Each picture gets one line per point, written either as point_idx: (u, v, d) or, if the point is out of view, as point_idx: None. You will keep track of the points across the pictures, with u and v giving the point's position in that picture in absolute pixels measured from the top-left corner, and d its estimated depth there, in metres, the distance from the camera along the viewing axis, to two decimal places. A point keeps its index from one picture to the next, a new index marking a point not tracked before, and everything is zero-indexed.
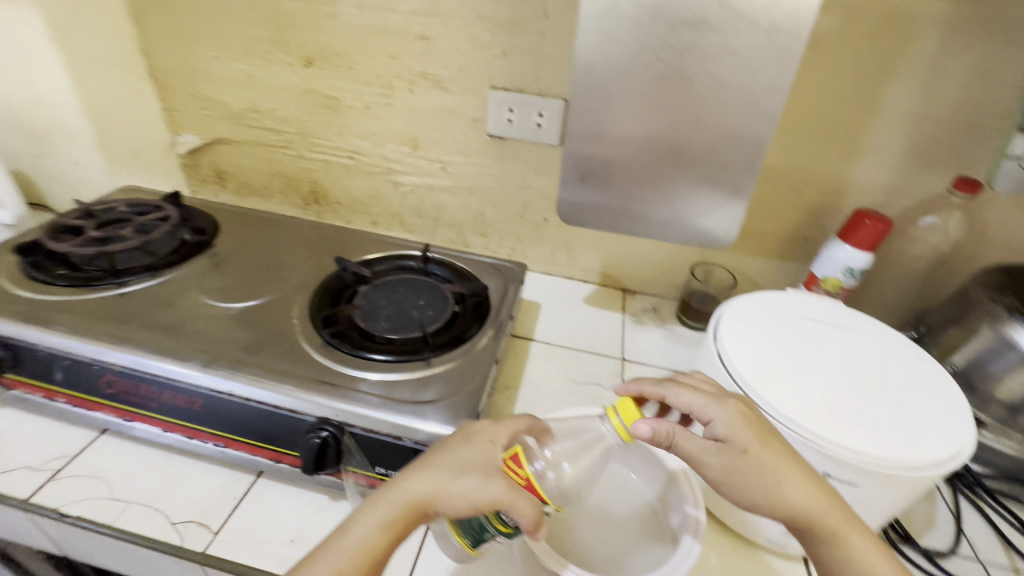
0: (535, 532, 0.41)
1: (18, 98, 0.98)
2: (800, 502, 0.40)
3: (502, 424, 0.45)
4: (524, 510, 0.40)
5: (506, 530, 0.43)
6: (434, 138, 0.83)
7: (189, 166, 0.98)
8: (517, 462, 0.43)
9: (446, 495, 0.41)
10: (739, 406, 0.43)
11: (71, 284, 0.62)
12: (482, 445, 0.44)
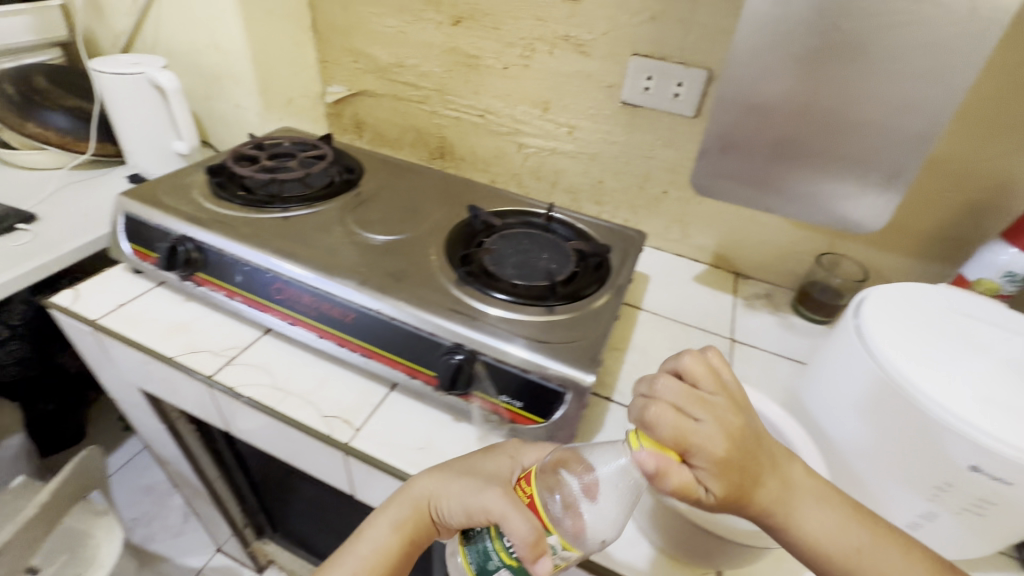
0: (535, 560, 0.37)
1: (200, 44, 1.11)
2: (765, 503, 0.40)
3: (527, 446, 0.50)
4: (516, 528, 0.38)
5: (513, 563, 0.40)
6: (566, 102, 0.85)
7: (333, 115, 1.07)
8: (527, 478, 0.42)
9: (448, 498, 0.46)
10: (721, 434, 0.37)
11: (246, 204, 0.72)
12: (500, 458, 0.49)
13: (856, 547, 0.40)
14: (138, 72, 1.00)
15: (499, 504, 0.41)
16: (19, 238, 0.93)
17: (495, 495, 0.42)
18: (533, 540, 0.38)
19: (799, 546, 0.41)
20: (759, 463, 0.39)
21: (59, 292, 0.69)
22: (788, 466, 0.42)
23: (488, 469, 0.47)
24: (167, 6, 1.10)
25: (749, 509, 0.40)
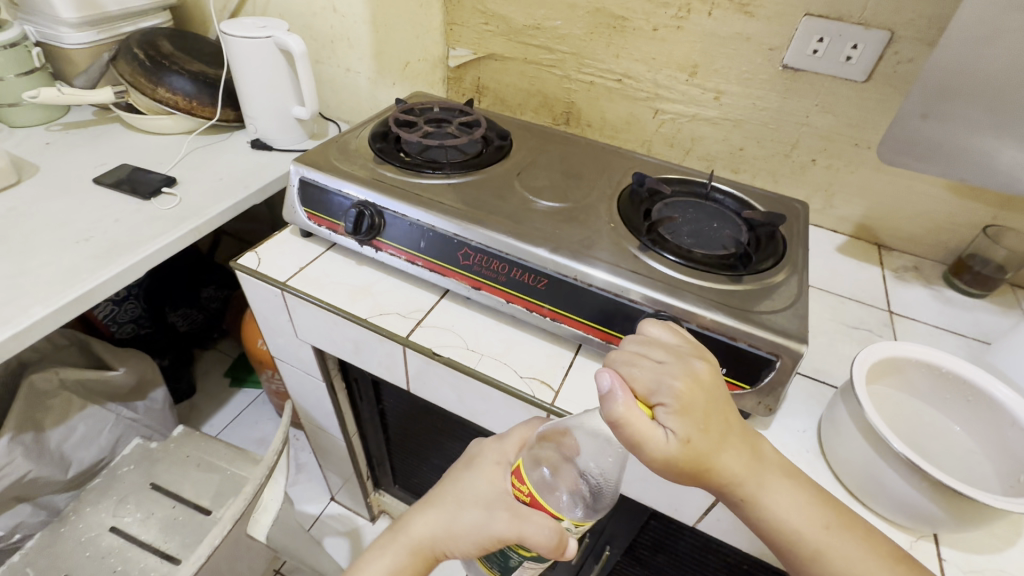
0: (556, 551, 0.42)
1: (316, 7, 1.11)
2: (724, 477, 0.43)
3: (506, 444, 0.52)
4: (535, 534, 0.42)
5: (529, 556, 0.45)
6: (718, 66, 0.82)
7: (453, 79, 1.06)
8: (520, 478, 0.46)
9: (459, 537, 0.48)
10: (688, 388, 0.40)
11: (404, 166, 0.73)
12: (489, 469, 0.51)
13: (823, 528, 0.44)
14: (266, 35, 1.00)
15: (509, 525, 0.44)
16: (167, 202, 0.97)
17: (505, 519, 0.44)
18: (558, 540, 0.42)
19: (765, 521, 0.44)
20: (713, 432, 0.41)
21: (244, 255, 0.73)
22: (755, 449, 0.45)
23: (480, 492, 0.49)
24: None
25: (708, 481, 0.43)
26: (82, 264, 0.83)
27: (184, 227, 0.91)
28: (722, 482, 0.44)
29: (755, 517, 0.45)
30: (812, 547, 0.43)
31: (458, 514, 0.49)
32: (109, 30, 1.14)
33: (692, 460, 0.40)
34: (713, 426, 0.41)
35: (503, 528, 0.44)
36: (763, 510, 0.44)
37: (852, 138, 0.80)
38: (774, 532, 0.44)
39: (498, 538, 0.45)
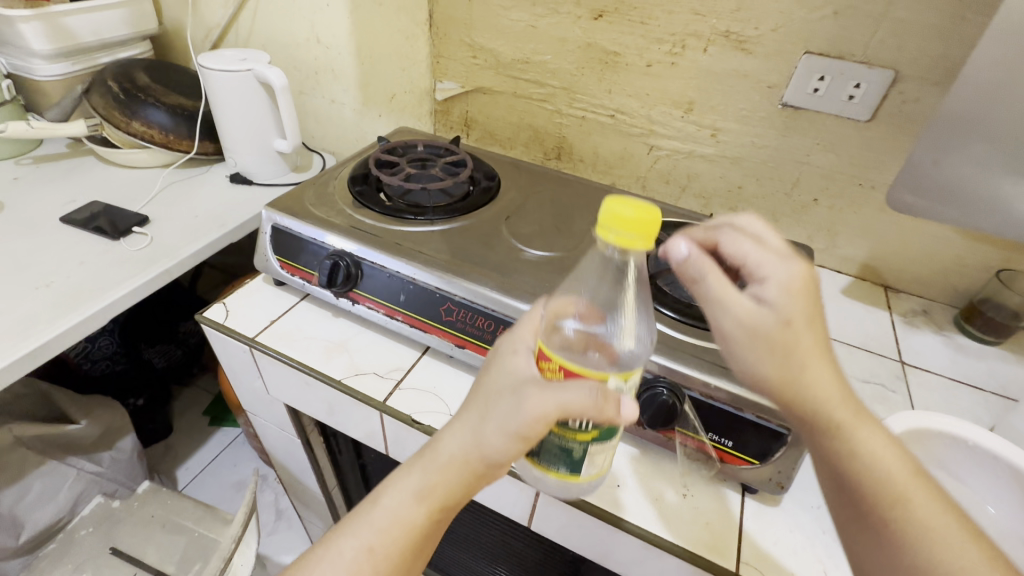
0: (605, 411, 0.38)
1: (300, 37, 1.08)
2: (807, 382, 0.39)
3: (520, 328, 0.46)
4: (578, 400, 0.38)
5: (586, 437, 0.42)
6: (714, 103, 0.78)
7: (440, 112, 1.02)
8: (546, 359, 0.42)
9: (490, 437, 0.43)
10: (802, 275, 0.40)
11: (384, 212, 0.68)
12: (506, 360, 0.45)
13: (914, 474, 0.38)
14: (246, 69, 0.96)
15: (547, 403, 0.39)
16: (138, 242, 0.92)
17: (536, 398, 0.40)
18: (602, 396, 0.38)
19: (856, 461, 0.39)
20: (812, 329, 0.39)
21: (211, 307, 0.68)
22: (844, 381, 0.40)
23: (501, 384, 0.44)
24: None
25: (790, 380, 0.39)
26: (41, 313, 0.77)
27: (154, 270, 0.86)
28: (811, 395, 0.39)
29: (834, 451, 0.39)
30: (897, 492, 0.38)
31: (483, 414, 0.44)
32: (85, 60, 1.10)
33: (774, 342, 0.39)
34: (813, 326, 0.39)
35: (542, 406, 0.39)
36: (848, 449, 0.39)
37: (856, 178, 0.76)
38: (859, 472, 0.38)
39: (539, 420, 0.40)
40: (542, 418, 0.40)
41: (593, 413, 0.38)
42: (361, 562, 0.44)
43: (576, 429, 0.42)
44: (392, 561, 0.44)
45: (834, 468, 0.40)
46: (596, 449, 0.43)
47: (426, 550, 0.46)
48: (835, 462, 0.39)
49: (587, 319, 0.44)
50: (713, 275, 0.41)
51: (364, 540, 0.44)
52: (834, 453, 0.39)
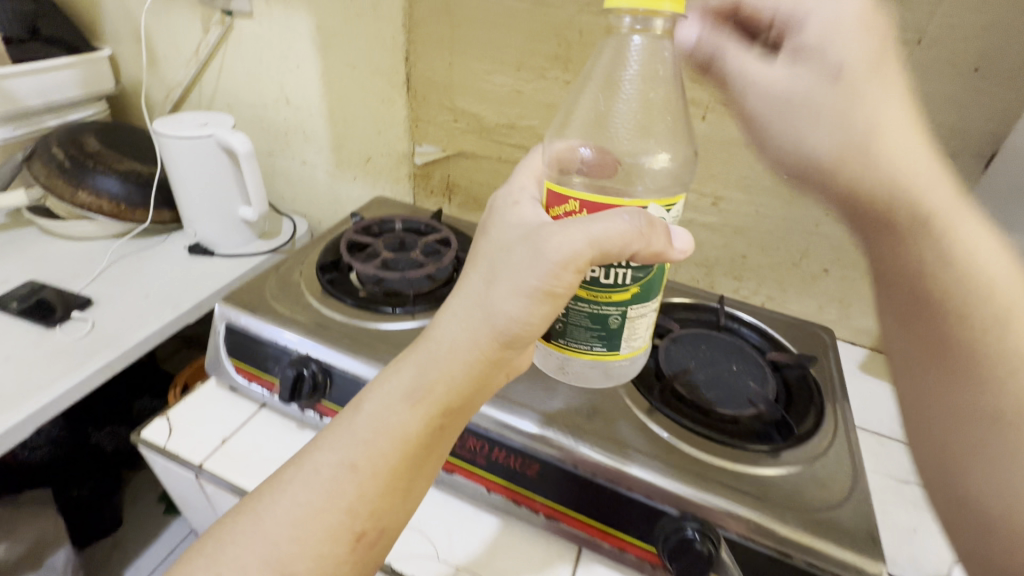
0: (648, 234, 0.40)
1: (268, 99, 1.01)
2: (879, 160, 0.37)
3: (524, 173, 0.52)
4: (619, 229, 0.39)
5: (619, 300, 0.46)
6: (715, 171, 0.73)
7: (420, 177, 0.96)
8: (564, 198, 0.44)
9: (498, 306, 0.41)
10: (862, 9, 0.37)
11: (357, 305, 0.60)
12: (514, 229, 0.45)
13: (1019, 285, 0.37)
14: (206, 133, 0.88)
15: (578, 239, 0.40)
16: (77, 329, 0.81)
17: (561, 232, 0.40)
18: (642, 224, 0.40)
19: (933, 260, 0.37)
20: (885, 80, 0.37)
21: (151, 423, 0.57)
22: (952, 178, 0.39)
23: (514, 239, 0.44)
24: (230, 59, 0.98)
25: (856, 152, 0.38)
26: None
27: (92, 365, 0.75)
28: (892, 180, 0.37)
29: (907, 245, 0.38)
30: (990, 312, 0.36)
31: (491, 280, 0.43)
32: (29, 124, 1.01)
33: (819, 100, 0.39)
34: (886, 78, 0.37)
35: (572, 245, 0.40)
36: (944, 242, 0.37)
37: None
38: (948, 283, 0.37)
39: (567, 264, 0.40)
40: (570, 260, 0.40)
41: (633, 241, 0.40)
42: (343, 480, 0.40)
43: (611, 288, 0.45)
44: (382, 475, 0.40)
45: (907, 277, 0.39)
46: (632, 310, 0.47)
47: (425, 468, 0.43)
48: (919, 267, 0.38)
49: (601, 152, 0.52)
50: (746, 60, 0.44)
51: (346, 454, 0.41)
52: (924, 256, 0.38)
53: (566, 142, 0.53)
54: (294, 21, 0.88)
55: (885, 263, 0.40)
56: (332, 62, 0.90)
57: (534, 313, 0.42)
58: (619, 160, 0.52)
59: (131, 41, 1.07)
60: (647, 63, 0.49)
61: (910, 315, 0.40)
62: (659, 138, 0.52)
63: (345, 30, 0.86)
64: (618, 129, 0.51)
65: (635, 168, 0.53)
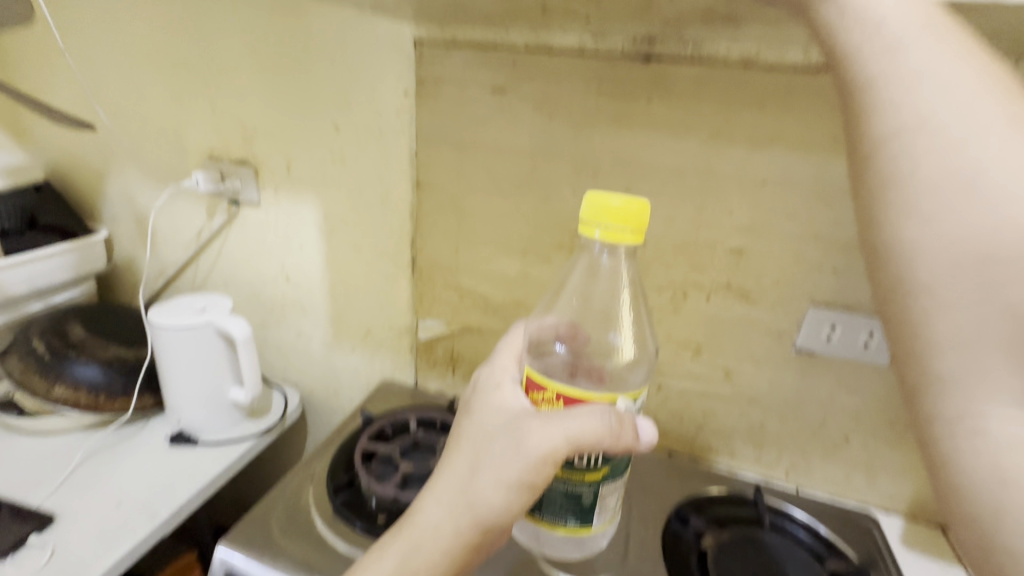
0: (619, 433, 0.44)
1: (267, 276, 1.01)
2: (912, 109, 0.32)
3: (502, 352, 0.57)
4: (592, 428, 0.43)
5: (591, 478, 0.48)
6: (723, 346, 0.75)
7: (422, 349, 0.94)
8: (539, 389, 0.47)
9: (482, 495, 0.46)
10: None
11: (366, 531, 0.55)
12: (491, 409, 0.50)
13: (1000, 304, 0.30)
14: (205, 320, 0.87)
15: (557, 436, 0.44)
16: (34, 559, 0.70)
17: (539, 428, 0.45)
18: (613, 423, 0.44)
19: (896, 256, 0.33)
20: (951, 59, 0.33)
21: None
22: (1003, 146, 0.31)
23: (496, 428, 0.48)
24: (231, 241, 1.00)
25: (890, 82, 0.33)
26: None
27: None
28: (934, 113, 0.32)
29: (937, 139, 0.32)
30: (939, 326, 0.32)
31: (476, 465, 0.48)
32: (11, 309, 0.97)
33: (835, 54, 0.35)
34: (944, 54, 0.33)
35: (552, 442, 0.44)
36: (983, 207, 0.30)
37: (886, 418, 0.72)
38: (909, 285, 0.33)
39: (548, 458, 0.44)
40: (550, 456, 0.44)
41: (607, 439, 0.43)
42: None
43: (582, 470, 0.47)
44: None
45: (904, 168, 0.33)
46: (603, 488, 0.49)
47: None
48: (936, 183, 0.31)
49: (574, 335, 0.57)
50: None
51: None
52: (928, 167, 0.32)
53: (545, 321, 0.58)
54: (301, 209, 0.92)
55: (899, 170, 0.33)
56: (337, 245, 0.92)
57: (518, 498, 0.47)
58: (595, 344, 0.57)
59: (130, 223, 1.08)
60: (609, 278, 0.56)
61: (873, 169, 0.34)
62: (625, 326, 0.58)
63: (351, 218, 0.89)
64: (590, 316, 0.56)
65: (606, 353, 0.57)
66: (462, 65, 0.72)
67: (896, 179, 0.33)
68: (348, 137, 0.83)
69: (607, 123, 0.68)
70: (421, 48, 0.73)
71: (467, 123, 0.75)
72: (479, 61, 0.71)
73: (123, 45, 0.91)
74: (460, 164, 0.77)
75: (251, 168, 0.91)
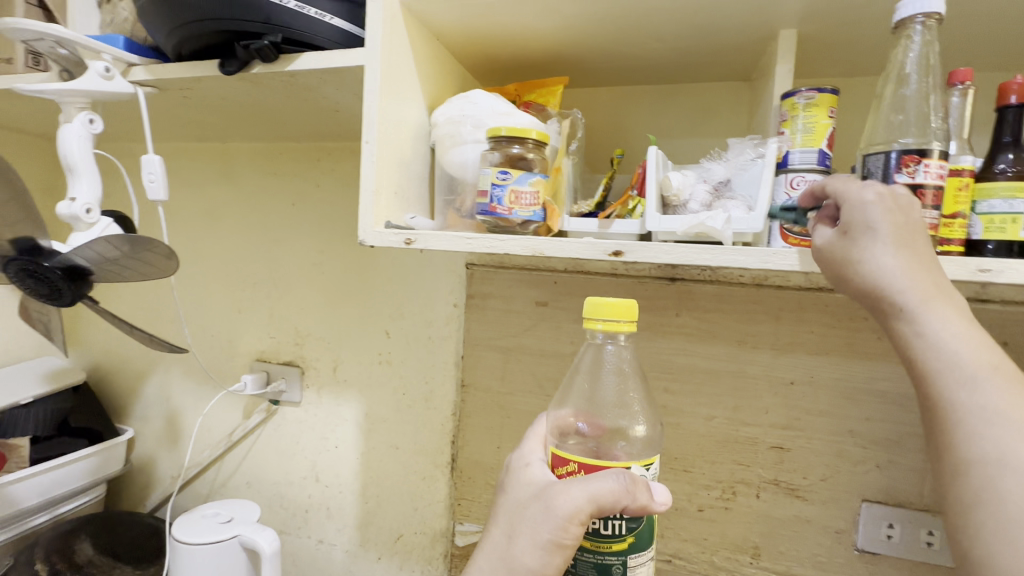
0: (637, 493, 0.40)
1: (295, 476, 0.98)
2: (991, 434, 0.35)
3: (526, 441, 0.53)
4: (608, 486, 0.39)
5: (621, 548, 0.42)
6: (782, 547, 0.73)
7: (458, 557, 0.88)
8: (561, 460, 0.45)
9: (516, 567, 0.42)
10: (914, 262, 0.38)
11: None
12: (519, 486, 0.47)
13: None
14: (231, 534, 0.82)
15: (578, 498, 0.40)
16: None
17: (560, 488, 0.42)
18: (629, 481, 0.40)
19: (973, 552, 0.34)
20: (1017, 386, 0.36)
21: None
22: None
23: (525, 499, 0.45)
24: (264, 441, 1.00)
25: (966, 402, 0.36)
26: None
27: None
28: (1013, 446, 0.34)
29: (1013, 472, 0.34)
30: None
31: (512, 534, 0.44)
32: (14, 527, 0.89)
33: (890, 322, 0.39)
34: (1016, 382, 0.36)
35: (573, 503, 0.40)
36: None
37: None
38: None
39: (572, 520, 0.40)
40: (575, 517, 0.40)
41: (627, 498, 0.39)
42: None
43: (609, 538, 0.42)
44: None
45: (983, 489, 0.34)
46: (634, 560, 0.42)
47: None
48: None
49: (595, 423, 0.50)
50: (876, 217, 0.39)
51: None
52: (993, 473, 0.34)
53: (563, 410, 0.53)
54: (342, 408, 0.94)
55: (982, 490, 0.34)
56: (374, 444, 0.93)
57: (552, 565, 0.42)
58: (612, 423, 0.51)
59: (159, 422, 1.08)
60: (617, 363, 0.54)
61: (961, 490, 0.35)
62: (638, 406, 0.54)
63: (392, 416, 0.92)
64: (604, 396, 0.52)
65: (625, 432, 0.51)
66: (508, 284, 0.82)
67: (968, 473, 0.35)
68: (396, 341, 0.90)
69: (642, 331, 0.76)
70: (472, 270, 0.84)
71: (511, 331, 0.83)
72: (522, 280, 0.81)
73: (196, 264, 1.02)
74: (504, 366, 0.83)
75: (298, 369, 0.97)
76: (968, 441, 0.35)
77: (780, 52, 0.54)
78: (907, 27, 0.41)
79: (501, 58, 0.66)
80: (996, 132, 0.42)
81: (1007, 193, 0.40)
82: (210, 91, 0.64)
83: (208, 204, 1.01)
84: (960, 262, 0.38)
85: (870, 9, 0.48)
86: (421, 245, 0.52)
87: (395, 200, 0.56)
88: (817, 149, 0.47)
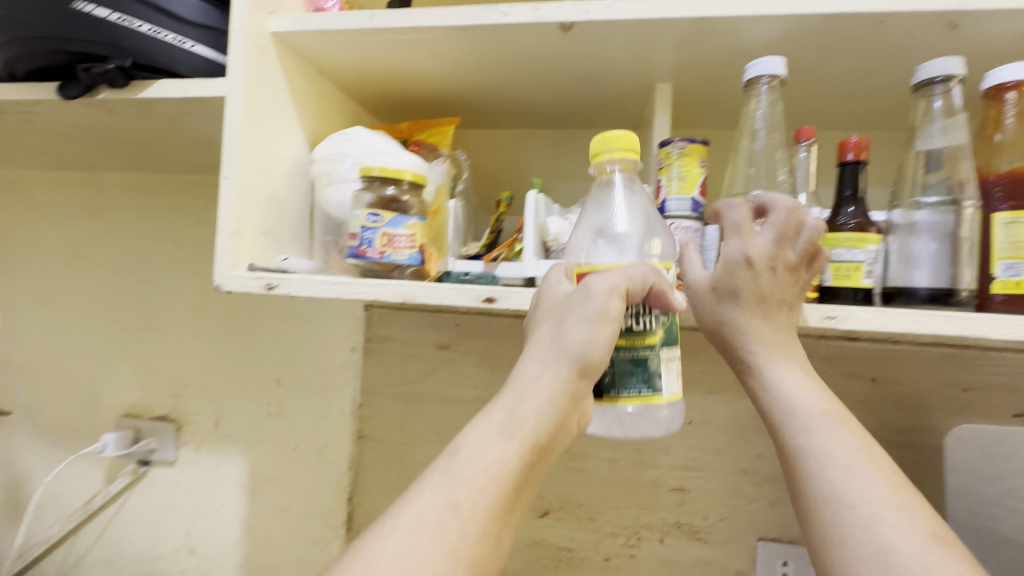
0: (665, 286, 0.39)
1: (165, 548, 0.86)
2: (836, 484, 0.38)
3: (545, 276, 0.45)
4: (639, 272, 0.38)
5: (651, 341, 0.40)
6: None
7: None
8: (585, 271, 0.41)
9: (565, 355, 0.39)
10: (763, 312, 0.43)
11: None
12: (553, 289, 0.42)
13: None
14: None
15: (615, 281, 0.38)
16: None
17: (599, 279, 0.38)
18: (657, 274, 0.39)
19: None
20: (856, 437, 0.40)
21: None
22: (924, 523, 0.35)
23: (562, 299, 0.41)
24: (129, 510, 0.87)
25: (818, 454, 0.39)
26: None
27: None
28: (858, 491, 0.37)
29: (866, 518, 0.36)
30: None
31: (559, 323, 0.40)
32: None
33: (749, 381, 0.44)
34: (854, 431, 0.40)
35: (610, 284, 0.38)
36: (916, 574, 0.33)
37: None
38: None
39: (612, 302, 0.38)
40: (613, 301, 0.38)
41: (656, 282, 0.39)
42: None
43: (641, 333, 0.40)
44: (482, 516, 0.36)
45: (844, 539, 0.36)
46: (666, 354, 0.40)
47: None
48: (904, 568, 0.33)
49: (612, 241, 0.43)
50: (732, 284, 0.43)
51: (447, 492, 0.37)
52: (859, 519, 0.36)
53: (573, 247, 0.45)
54: (224, 466, 0.84)
55: (842, 540, 0.36)
56: (260, 505, 0.83)
57: (601, 339, 0.39)
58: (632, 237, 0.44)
59: None
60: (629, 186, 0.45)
61: (832, 539, 0.36)
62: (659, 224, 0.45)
63: (282, 472, 0.83)
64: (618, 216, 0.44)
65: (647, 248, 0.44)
66: (408, 326, 0.78)
67: (831, 523, 0.37)
68: (288, 389, 0.83)
69: None
70: (370, 311, 0.79)
71: (413, 377, 0.78)
72: (422, 322, 0.77)
73: (57, 306, 0.90)
74: (404, 415, 0.78)
75: (172, 424, 0.86)
76: (823, 489, 0.38)
77: (657, 103, 0.56)
78: (755, 86, 0.43)
79: (393, 95, 0.64)
80: (839, 185, 0.45)
81: (851, 243, 0.42)
82: (55, 116, 0.57)
83: (74, 240, 0.90)
84: (813, 307, 0.42)
85: (732, 68, 0.51)
86: (284, 290, 0.47)
87: (262, 241, 0.51)
88: (690, 197, 0.48)
